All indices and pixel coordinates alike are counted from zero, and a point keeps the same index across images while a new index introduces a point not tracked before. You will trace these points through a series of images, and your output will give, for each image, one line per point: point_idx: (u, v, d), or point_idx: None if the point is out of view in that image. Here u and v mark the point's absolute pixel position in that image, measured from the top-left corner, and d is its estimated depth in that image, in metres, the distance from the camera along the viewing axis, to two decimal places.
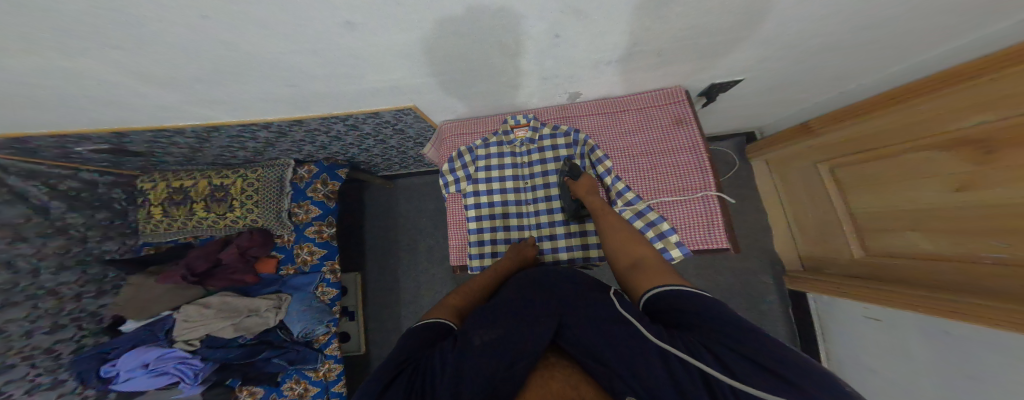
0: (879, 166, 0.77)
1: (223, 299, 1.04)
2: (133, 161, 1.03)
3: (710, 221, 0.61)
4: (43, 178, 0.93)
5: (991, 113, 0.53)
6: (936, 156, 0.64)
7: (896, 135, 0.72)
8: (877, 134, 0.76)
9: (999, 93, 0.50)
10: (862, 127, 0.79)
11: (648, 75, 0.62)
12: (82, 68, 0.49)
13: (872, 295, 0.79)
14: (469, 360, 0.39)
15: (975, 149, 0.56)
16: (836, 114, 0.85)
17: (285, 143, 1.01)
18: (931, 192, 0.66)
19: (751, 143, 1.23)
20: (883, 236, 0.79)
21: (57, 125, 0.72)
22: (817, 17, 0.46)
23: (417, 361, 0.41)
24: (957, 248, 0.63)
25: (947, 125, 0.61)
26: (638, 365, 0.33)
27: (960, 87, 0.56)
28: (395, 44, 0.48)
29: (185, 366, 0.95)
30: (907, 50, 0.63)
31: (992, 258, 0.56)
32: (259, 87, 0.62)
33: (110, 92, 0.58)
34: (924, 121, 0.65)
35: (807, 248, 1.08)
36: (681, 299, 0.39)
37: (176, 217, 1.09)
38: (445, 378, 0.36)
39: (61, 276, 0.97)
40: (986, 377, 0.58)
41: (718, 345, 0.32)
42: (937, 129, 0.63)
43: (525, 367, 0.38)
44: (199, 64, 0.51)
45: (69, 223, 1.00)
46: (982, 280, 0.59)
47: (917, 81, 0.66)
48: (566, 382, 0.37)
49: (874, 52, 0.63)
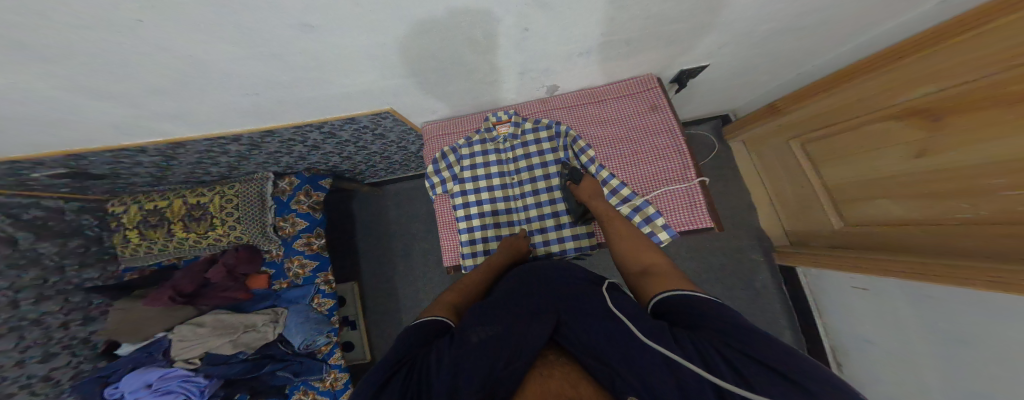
0: (845, 139, 0.79)
1: (217, 317, 1.02)
2: (100, 184, 0.98)
3: (692, 201, 0.63)
4: (3, 208, 0.88)
5: (948, 80, 0.55)
6: (894, 126, 0.67)
7: (853, 109, 0.75)
8: (840, 107, 0.78)
9: (967, 56, 0.51)
10: (824, 102, 0.81)
11: (615, 65, 0.61)
12: (19, 88, 0.45)
13: (855, 265, 0.83)
14: (465, 356, 0.40)
15: (924, 117, 0.60)
16: (801, 92, 0.87)
17: (261, 156, 0.97)
18: (891, 160, 0.69)
19: (728, 125, 1.25)
20: (857, 205, 0.82)
21: (6, 150, 0.67)
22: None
23: (416, 359, 0.41)
24: (927, 212, 0.66)
25: (903, 96, 0.64)
26: (643, 370, 0.33)
27: (940, 48, 0.56)
28: (359, 45, 0.45)
29: (189, 384, 0.94)
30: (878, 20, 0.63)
31: (959, 218, 0.60)
32: (220, 97, 0.59)
33: (53, 111, 0.53)
34: (883, 93, 0.68)
35: (788, 222, 1.12)
36: (694, 307, 0.39)
37: (154, 239, 1.05)
38: (443, 373, 0.37)
39: (42, 306, 0.93)
40: (982, 331, 0.60)
41: (727, 348, 0.32)
42: (892, 102, 0.66)
43: (524, 365, 0.38)
44: (149, 75, 0.48)
45: (42, 252, 0.95)
46: (957, 239, 0.62)
47: (884, 52, 0.67)
48: (565, 380, 0.38)
49: (843, 27, 0.64)
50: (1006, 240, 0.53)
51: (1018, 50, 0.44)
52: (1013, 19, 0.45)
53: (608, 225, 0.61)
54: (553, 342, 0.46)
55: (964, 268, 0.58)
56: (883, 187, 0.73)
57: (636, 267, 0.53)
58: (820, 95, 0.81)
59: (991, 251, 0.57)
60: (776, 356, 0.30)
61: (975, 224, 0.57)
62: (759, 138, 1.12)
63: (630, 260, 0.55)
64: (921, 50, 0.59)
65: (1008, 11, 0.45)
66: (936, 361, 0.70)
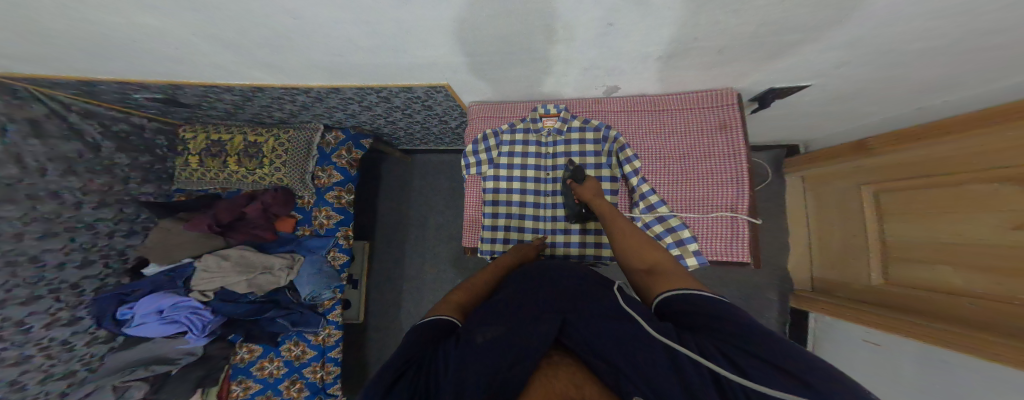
0: (929, 195, 0.70)
1: (241, 253, 1.07)
2: (179, 111, 1.09)
3: (734, 233, 0.60)
4: (100, 119, 1.01)
5: None
6: (998, 189, 0.56)
7: (954, 164, 0.65)
8: (940, 159, 0.69)
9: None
10: (929, 151, 0.71)
11: (701, 74, 0.59)
12: (163, 26, 0.55)
13: (885, 324, 0.77)
14: (474, 356, 0.38)
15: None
16: (905, 133, 0.77)
17: (319, 109, 1.05)
18: (983, 229, 0.58)
19: (792, 157, 1.17)
20: (910, 266, 0.74)
21: (121, 73, 0.78)
22: (882, 31, 0.43)
23: (423, 359, 0.40)
24: (990, 287, 0.57)
25: (1019, 157, 0.52)
26: (646, 370, 0.31)
27: None
28: (444, 20, 0.50)
29: (195, 317, 0.98)
30: (986, 79, 0.58)
31: (1022, 299, 0.51)
32: (309, 55, 0.66)
33: (179, 46, 0.63)
34: (1004, 150, 0.55)
35: (822, 270, 1.04)
36: (698, 303, 0.37)
37: (210, 168, 1.15)
38: (450, 376, 0.35)
39: (100, 212, 1.03)
40: None
41: (731, 346, 0.30)
42: (1005, 162, 0.54)
43: (530, 366, 0.36)
44: (263, 29, 0.56)
45: (116, 162, 1.07)
46: (1005, 318, 0.54)
47: (1002, 106, 0.56)
48: (570, 382, 0.34)
49: (942, 77, 0.59)
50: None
51: None
52: None
53: (610, 222, 0.58)
54: (561, 344, 0.43)
55: (986, 342, 0.54)
56: (952, 251, 0.65)
57: (639, 266, 0.50)
58: (920, 143, 0.72)
59: (1014, 331, 0.52)
60: (773, 349, 0.29)
61: (1020, 305, 0.52)
62: (825, 177, 1.03)
63: (633, 257, 0.51)
64: (1022, 118, 0.51)
65: None
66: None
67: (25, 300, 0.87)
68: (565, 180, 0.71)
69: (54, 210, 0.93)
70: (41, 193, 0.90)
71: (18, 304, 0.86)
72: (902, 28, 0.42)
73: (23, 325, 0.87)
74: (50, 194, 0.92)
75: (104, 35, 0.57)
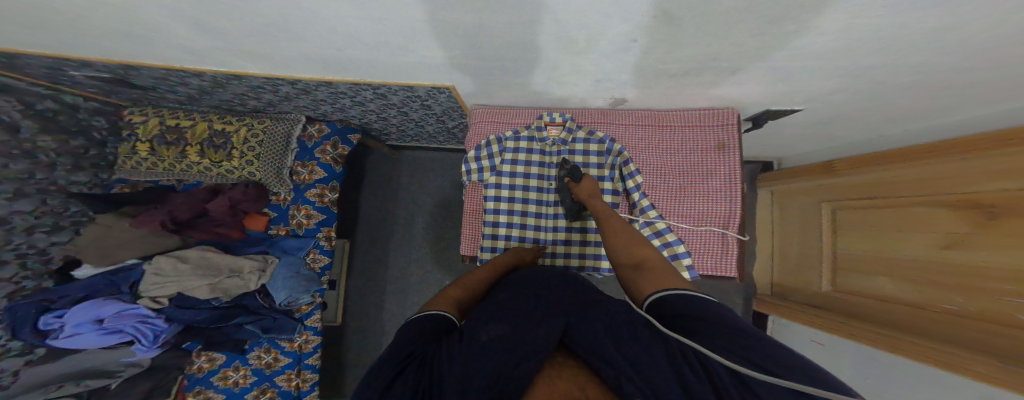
0: (879, 214, 0.80)
1: (202, 254, 0.95)
2: (127, 92, 0.96)
3: (724, 250, 0.68)
4: (18, 96, 0.86)
5: (1004, 181, 0.55)
6: (935, 213, 0.66)
7: (900, 188, 0.76)
8: (887, 184, 0.79)
9: (1000, 168, 0.55)
10: (880, 177, 0.82)
11: (703, 91, 0.64)
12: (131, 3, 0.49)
13: (838, 328, 0.87)
14: (479, 357, 0.37)
15: (976, 213, 0.59)
16: (866, 157, 0.86)
17: (304, 101, 0.98)
18: (918, 245, 0.69)
19: (765, 173, 1.29)
20: (855, 276, 0.85)
21: (57, 48, 0.68)
22: (846, 63, 0.50)
23: (425, 355, 0.39)
24: (923, 296, 0.68)
25: (959, 188, 0.63)
26: (641, 359, 0.33)
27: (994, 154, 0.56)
28: (466, 23, 0.49)
29: (145, 326, 0.88)
30: (920, 110, 0.68)
31: (951, 308, 0.62)
32: (303, 47, 0.63)
33: (147, 25, 0.57)
34: (942, 179, 0.67)
35: (780, 276, 1.16)
36: (683, 300, 0.39)
37: (163, 157, 1.02)
38: (454, 372, 0.34)
39: (17, 205, 0.88)
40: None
41: (716, 345, 0.32)
42: (946, 190, 0.65)
43: (535, 367, 0.35)
44: (256, 18, 0.52)
45: (39, 146, 0.92)
46: (938, 326, 0.65)
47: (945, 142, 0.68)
48: (573, 382, 0.35)
49: (890, 106, 0.68)
50: (989, 337, 0.55)
51: None
52: None
53: (604, 221, 0.62)
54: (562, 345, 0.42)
55: (939, 351, 0.62)
56: (891, 264, 0.75)
57: (629, 260, 0.52)
58: (877, 169, 0.82)
59: (962, 340, 0.60)
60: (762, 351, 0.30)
61: (940, 312, 0.64)
62: (793, 193, 1.14)
63: (625, 253, 0.54)
64: (969, 152, 0.60)
65: None
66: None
67: None
68: (563, 190, 0.73)
69: None
70: None
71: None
72: (863, 61, 0.48)
73: None
74: None
75: (47, 4, 0.50)
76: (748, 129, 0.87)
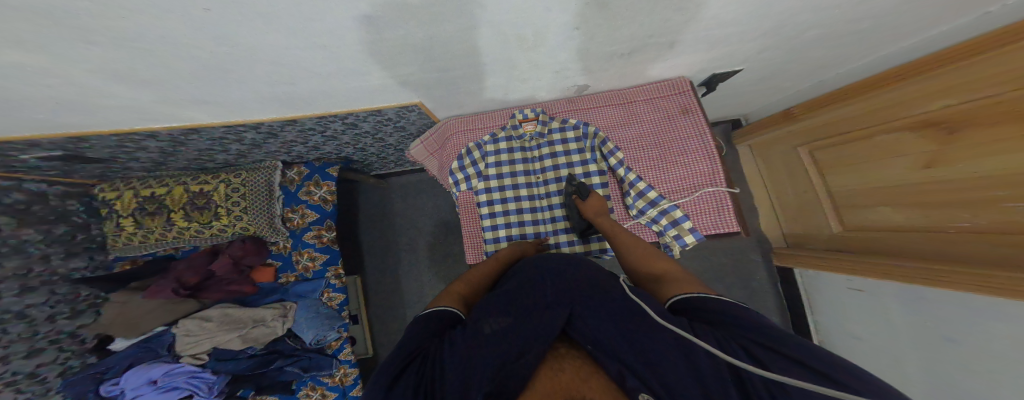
0: (849, 149, 0.83)
1: (224, 311, 1.00)
2: (90, 168, 0.93)
3: (720, 207, 0.63)
4: None
5: (962, 95, 0.55)
6: (907, 138, 0.68)
7: (865, 119, 0.76)
8: (853, 118, 0.80)
9: (955, 82, 0.56)
10: (838, 114, 0.83)
11: (658, 67, 0.63)
12: (49, 68, 0.44)
13: (859, 268, 0.86)
14: (481, 351, 0.40)
15: (932, 130, 0.62)
16: (817, 100, 0.88)
17: (274, 144, 0.96)
18: (900, 170, 0.70)
19: (737, 130, 1.27)
20: (860, 211, 0.85)
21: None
22: (793, 20, 0.49)
23: (428, 349, 0.44)
24: (929, 219, 0.68)
25: (913, 110, 0.65)
26: (654, 358, 0.35)
27: (962, 65, 0.54)
28: (412, 38, 0.47)
29: (196, 380, 0.92)
30: (887, 43, 0.67)
31: (958, 226, 0.62)
32: (253, 85, 0.58)
33: (75, 90, 0.52)
34: (891, 107, 0.70)
35: (787, 225, 1.16)
36: (709, 305, 0.41)
37: (151, 228, 1.02)
38: (457, 367, 0.38)
39: (28, 298, 0.88)
40: (956, 330, 0.65)
41: (750, 345, 0.34)
42: (903, 114, 0.67)
43: (535, 357, 0.38)
44: (190, 61, 0.48)
45: (25, 240, 0.90)
46: (952, 246, 0.65)
47: (897, 67, 0.68)
48: (579, 376, 0.36)
49: (840, 53, 0.70)
50: (1005, 248, 0.55)
51: (1004, 77, 0.47)
52: (999, 53, 0.47)
53: (617, 239, 0.63)
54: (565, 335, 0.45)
55: (966, 274, 0.60)
56: (885, 193, 0.76)
57: (650, 273, 0.55)
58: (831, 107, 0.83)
59: (979, 255, 0.61)
60: (791, 344, 0.32)
61: (953, 232, 0.64)
62: (766, 144, 1.15)
63: (644, 265, 0.57)
64: (931, 70, 0.59)
65: (1004, 41, 0.46)
66: (912, 352, 0.76)
67: None
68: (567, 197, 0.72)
69: None
70: None
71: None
72: (832, 7, 0.46)
73: None
74: None
75: None
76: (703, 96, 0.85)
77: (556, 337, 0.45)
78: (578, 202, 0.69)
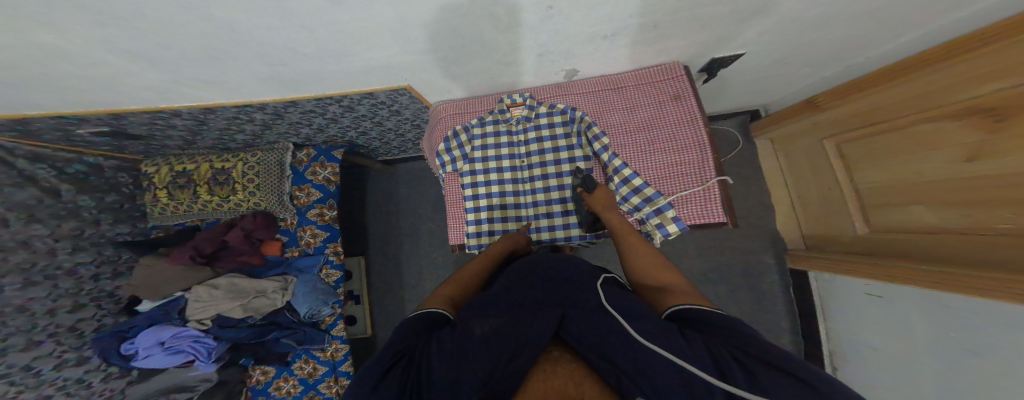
0: (883, 141, 0.74)
1: (231, 281, 1.07)
2: (135, 145, 1.03)
3: (707, 195, 0.59)
4: (50, 161, 0.94)
5: (1009, 78, 0.48)
6: (947, 126, 0.60)
7: (905, 107, 0.67)
8: (892, 104, 0.70)
9: (1003, 63, 0.49)
10: (873, 99, 0.74)
11: (646, 49, 0.59)
12: (71, 48, 0.48)
13: (875, 272, 0.78)
14: (470, 351, 0.35)
15: (982, 116, 0.53)
16: (849, 85, 0.79)
17: (282, 126, 1.01)
18: (939, 163, 0.62)
19: (756, 121, 1.17)
20: (889, 211, 0.76)
21: (48, 108, 0.71)
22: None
23: (416, 349, 0.38)
24: (964, 221, 0.60)
25: (961, 95, 0.57)
26: (651, 370, 0.29)
27: (1010, 41, 0.47)
28: (386, 19, 0.46)
29: (199, 344, 1.00)
30: (917, 25, 0.60)
31: (995, 229, 0.54)
32: (248, 66, 0.61)
33: (98, 69, 0.57)
34: (937, 91, 0.61)
35: (807, 226, 1.05)
36: (702, 316, 0.35)
37: (181, 200, 1.11)
38: (443, 369, 0.33)
39: (77, 257, 0.99)
40: (984, 350, 0.56)
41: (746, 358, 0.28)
42: (947, 101, 0.59)
43: (528, 362, 0.33)
44: (186, 41, 0.50)
45: (82, 205, 1.01)
46: (983, 252, 0.57)
47: (934, 49, 0.60)
48: (569, 380, 0.32)
49: (870, 32, 0.62)
50: None
51: None
52: None
53: (621, 237, 0.56)
54: (559, 339, 0.40)
55: (986, 278, 0.54)
56: (919, 191, 0.67)
57: (652, 283, 0.47)
58: (863, 93, 0.75)
59: (1015, 262, 0.52)
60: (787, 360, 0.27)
61: (988, 236, 0.56)
62: (789, 137, 1.04)
63: (646, 276, 0.49)
64: (972, 49, 0.52)
65: None
66: (930, 372, 0.67)
67: (24, 346, 0.87)
68: (576, 188, 0.68)
69: (27, 259, 0.89)
70: (8, 244, 0.86)
71: (18, 350, 0.86)
72: None
73: (29, 370, 0.88)
74: (19, 244, 0.88)
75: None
76: (705, 83, 0.79)
77: (551, 341, 0.39)
78: (583, 195, 0.64)
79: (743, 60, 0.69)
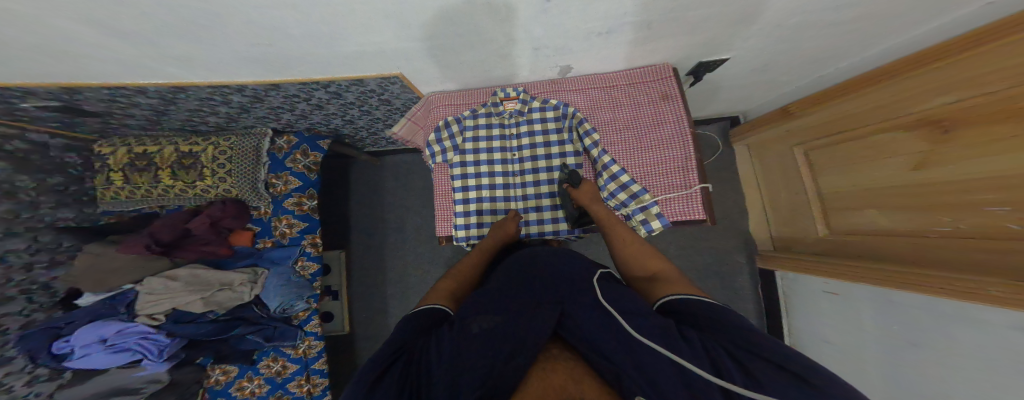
0: (845, 149, 0.80)
1: (191, 272, 0.99)
2: (89, 123, 0.94)
3: (688, 194, 0.62)
4: None
5: (962, 92, 0.53)
6: (901, 136, 0.66)
7: (868, 116, 0.73)
8: (853, 113, 0.77)
9: (955, 78, 0.54)
10: (839, 108, 0.80)
11: (638, 49, 0.62)
12: (23, 14, 0.44)
13: (831, 270, 0.85)
14: (468, 349, 0.34)
15: (932, 128, 0.59)
16: (819, 95, 0.85)
17: (262, 110, 0.96)
18: (891, 170, 0.69)
19: (735, 127, 1.24)
20: (846, 214, 0.83)
21: None
22: (775, 4, 0.48)
23: (415, 348, 0.37)
24: (911, 223, 0.66)
25: (914, 108, 0.63)
26: (649, 366, 0.29)
27: (962, 56, 0.52)
28: (384, 6, 0.45)
29: (147, 341, 0.92)
30: (876, 39, 0.66)
31: (936, 231, 0.61)
32: (230, 44, 0.58)
33: (54, 38, 0.51)
34: (898, 102, 0.66)
35: (776, 228, 1.12)
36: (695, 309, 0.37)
37: (137, 185, 1.01)
38: (443, 367, 0.32)
39: (8, 243, 0.87)
40: (928, 343, 0.62)
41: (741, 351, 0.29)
42: (899, 113, 0.66)
43: (526, 362, 0.32)
44: (159, 11, 0.46)
45: (18, 186, 0.89)
46: (926, 251, 0.64)
47: (896, 63, 0.66)
48: (568, 376, 0.31)
49: (835, 44, 0.68)
50: (977, 253, 0.54)
51: (1010, 72, 0.45)
52: (992, 46, 0.47)
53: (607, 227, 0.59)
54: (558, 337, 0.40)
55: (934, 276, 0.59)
56: (872, 196, 0.74)
57: (641, 273, 0.51)
58: (831, 102, 0.81)
59: (958, 260, 0.58)
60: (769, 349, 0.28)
61: (931, 236, 0.62)
62: (765, 144, 1.11)
63: (633, 265, 0.53)
64: (929, 64, 0.58)
65: (1004, 32, 0.45)
66: (877, 367, 0.74)
67: None
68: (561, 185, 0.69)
69: None
70: None
71: None
72: None
73: None
74: None
75: None
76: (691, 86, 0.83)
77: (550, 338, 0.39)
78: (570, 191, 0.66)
79: (725, 64, 0.74)
